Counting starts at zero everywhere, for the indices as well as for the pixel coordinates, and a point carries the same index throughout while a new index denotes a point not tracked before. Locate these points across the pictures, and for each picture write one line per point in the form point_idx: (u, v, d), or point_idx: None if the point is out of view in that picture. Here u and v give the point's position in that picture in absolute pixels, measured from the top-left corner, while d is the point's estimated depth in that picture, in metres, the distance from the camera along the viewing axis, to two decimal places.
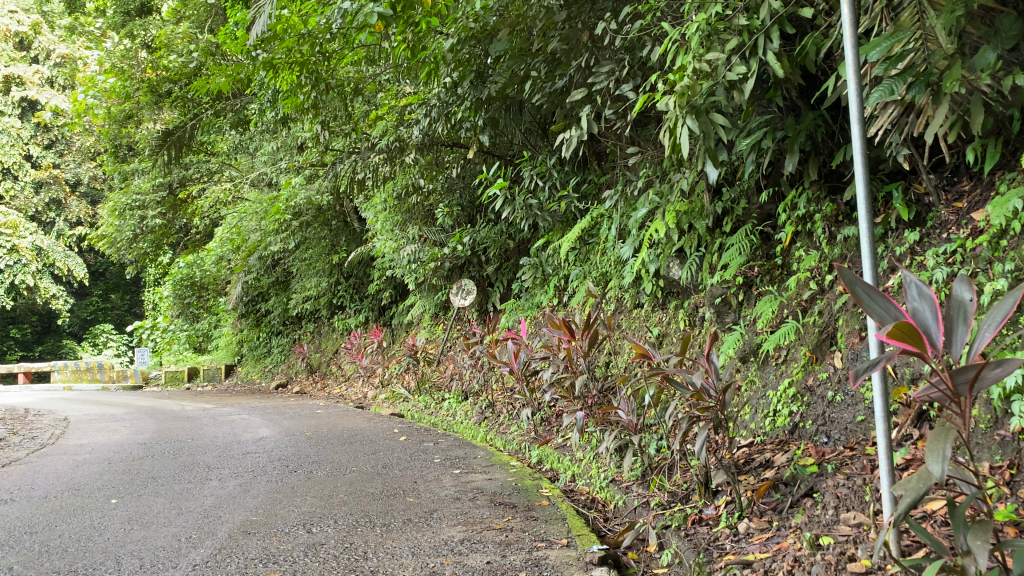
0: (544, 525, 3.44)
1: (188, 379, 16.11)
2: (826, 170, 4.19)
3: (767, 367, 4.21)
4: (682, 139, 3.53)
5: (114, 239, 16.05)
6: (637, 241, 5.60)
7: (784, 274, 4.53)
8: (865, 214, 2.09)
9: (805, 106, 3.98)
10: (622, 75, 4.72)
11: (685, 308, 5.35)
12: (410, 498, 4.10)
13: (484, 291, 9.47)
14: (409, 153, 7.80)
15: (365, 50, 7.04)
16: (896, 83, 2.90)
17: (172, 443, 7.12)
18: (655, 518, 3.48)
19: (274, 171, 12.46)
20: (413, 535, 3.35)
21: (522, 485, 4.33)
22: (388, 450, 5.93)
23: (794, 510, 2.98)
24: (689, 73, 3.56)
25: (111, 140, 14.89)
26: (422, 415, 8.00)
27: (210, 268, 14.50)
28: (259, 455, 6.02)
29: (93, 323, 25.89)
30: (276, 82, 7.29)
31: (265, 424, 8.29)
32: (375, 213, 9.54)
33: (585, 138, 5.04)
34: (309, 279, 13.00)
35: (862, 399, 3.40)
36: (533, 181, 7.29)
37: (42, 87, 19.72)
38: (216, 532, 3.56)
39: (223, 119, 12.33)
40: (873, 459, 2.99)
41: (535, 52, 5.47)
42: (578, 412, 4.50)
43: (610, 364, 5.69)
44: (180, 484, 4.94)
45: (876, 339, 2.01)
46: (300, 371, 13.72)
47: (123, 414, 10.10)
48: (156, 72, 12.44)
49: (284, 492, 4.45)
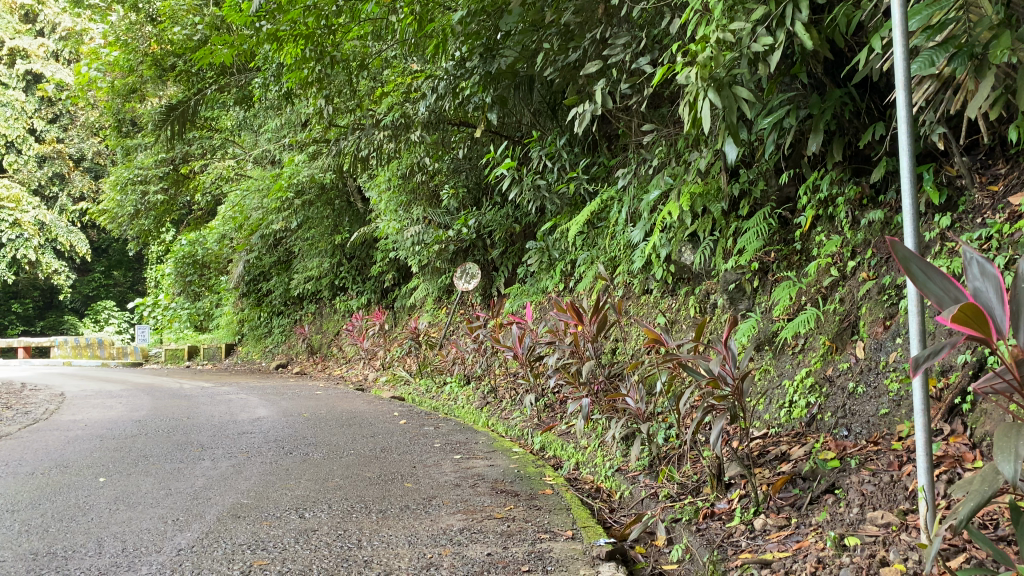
0: (549, 515, 3.28)
1: (189, 357, 15.96)
2: (851, 151, 4.01)
3: (783, 356, 4.04)
4: (703, 112, 3.31)
5: (116, 215, 15.89)
6: (648, 224, 5.41)
7: (802, 259, 4.35)
8: (910, 187, 1.90)
9: (831, 83, 3.81)
10: (639, 48, 4.53)
11: (695, 294, 5.17)
12: (408, 482, 3.95)
13: (488, 275, 9.31)
14: (415, 131, 7.47)
15: (371, 24, 6.83)
16: (936, 55, 2.70)
17: (167, 420, 6.98)
18: (664, 511, 3.31)
19: (278, 149, 12.27)
20: (410, 522, 3.19)
21: (525, 473, 4.17)
22: (387, 434, 5.77)
23: (814, 507, 2.81)
24: (712, 43, 3.33)
25: (115, 114, 14.72)
26: (423, 398, 7.86)
27: (213, 246, 14.35)
28: (255, 436, 5.88)
29: (94, 299, 25.74)
30: (280, 56, 7.07)
31: (264, 403, 8.14)
32: (379, 192, 9.35)
33: (599, 114, 4.77)
34: (311, 260, 12.82)
35: (886, 391, 3.23)
36: (541, 162, 7.09)
37: (47, 61, 19.58)
38: (204, 515, 3.40)
39: (227, 94, 12.13)
40: (901, 455, 2.82)
41: (548, 24, 5.28)
42: (583, 399, 4.32)
43: (616, 349, 5.52)
44: (172, 463, 4.78)
45: (920, 323, 1.84)
46: (301, 352, 13.56)
47: (121, 390, 9.97)
48: (161, 45, 12.29)
49: (278, 474, 4.29)
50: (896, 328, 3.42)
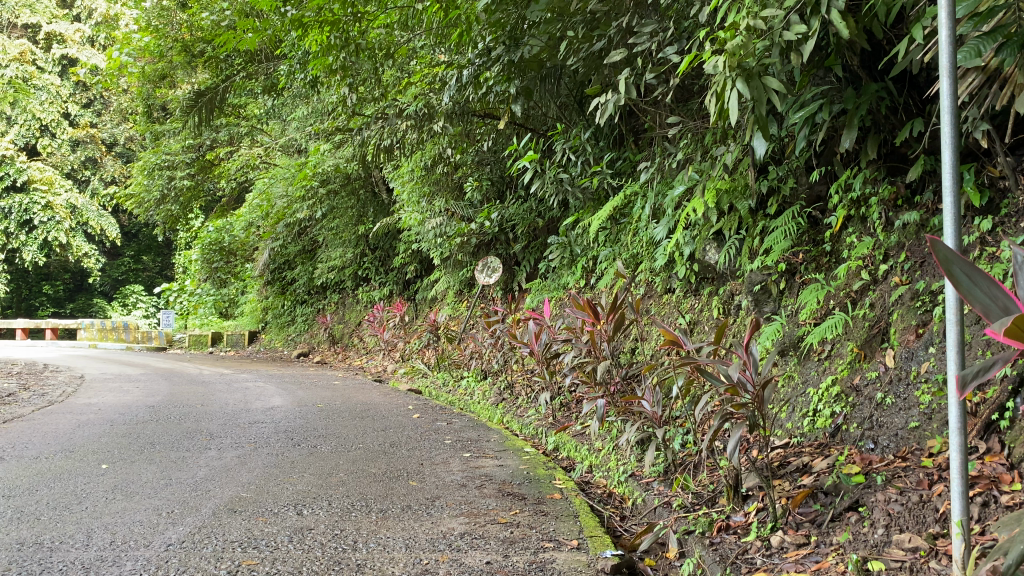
0: (555, 522, 3.13)
1: (212, 343, 15.99)
2: (886, 149, 3.81)
3: (808, 363, 3.85)
4: (730, 103, 3.14)
5: (143, 199, 15.96)
6: (672, 221, 5.22)
7: (832, 262, 4.15)
8: (952, 184, 1.73)
9: (868, 77, 3.61)
10: (666, 37, 4.35)
11: (719, 295, 4.98)
12: (413, 481, 3.82)
13: (510, 270, 9.12)
14: (437, 121, 7.24)
15: (398, 12, 6.80)
16: (984, 44, 2.52)
17: (181, 407, 6.93)
18: (677, 521, 3.16)
19: (304, 137, 12.15)
20: (410, 525, 3.06)
21: (534, 475, 4.02)
22: (398, 428, 5.65)
23: (836, 525, 2.64)
24: (742, 30, 3.17)
25: (145, 99, 14.75)
26: (439, 393, 7.77)
27: (239, 233, 14.36)
28: (266, 426, 5.79)
29: (124, 283, 26.00)
30: (306, 42, 6.95)
31: (280, 392, 8.07)
32: (402, 182, 9.23)
33: (622, 104, 4.61)
34: (335, 250, 12.73)
35: (917, 403, 3.05)
36: (566, 155, 6.94)
37: (83, 46, 19.71)
38: (200, 508, 3.30)
39: (255, 82, 12.13)
40: (932, 474, 2.63)
41: (573, 12, 5.10)
42: (598, 400, 4.16)
43: (635, 349, 5.36)
44: (178, 451, 4.70)
45: (954, 338, 1.70)
46: (323, 342, 13.50)
47: (140, 375, 9.97)
48: (191, 31, 12.29)
49: (282, 467, 4.18)
50: (929, 337, 3.24)
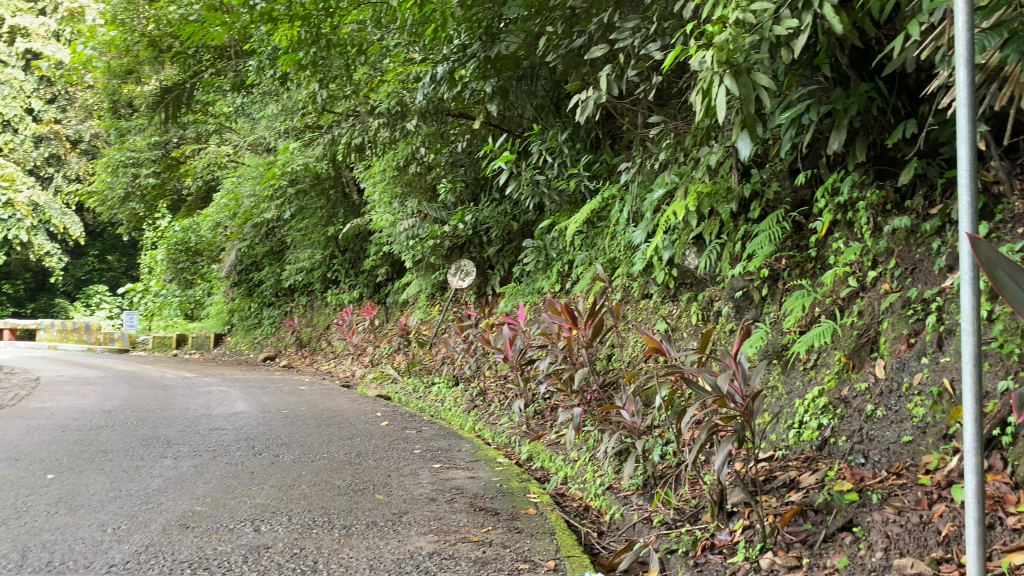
0: (530, 541, 2.95)
1: (177, 345, 15.58)
2: (875, 151, 3.70)
3: (793, 372, 3.71)
4: (718, 100, 2.97)
5: (107, 197, 15.51)
6: (651, 224, 5.08)
7: (816, 268, 4.02)
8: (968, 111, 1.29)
9: (858, 77, 3.49)
10: (650, 33, 4.21)
11: (698, 300, 4.84)
12: (379, 495, 3.61)
13: (484, 273, 8.92)
14: (411, 119, 7.05)
15: (372, 7, 6.47)
16: (988, 38, 2.38)
17: (139, 412, 6.64)
18: (659, 539, 3.01)
19: (273, 135, 11.85)
20: (375, 543, 2.86)
21: (508, 488, 3.83)
22: (365, 436, 5.44)
23: (830, 546, 2.49)
24: (730, 24, 3.00)
25: (110, 95, 14.33)
26: (410, 398, 7.55)
27: (206, 233, 14.01)
28: (227, 433, 5.54)
29: (87, 283, 25.40)
30: (275, 36, 6.69)
31: (243, 397, 7.79)
32: (373, 183, 9.00)
33: (602, 102, 4.45)
34: (303, 251, 12.42)
35: (910, 416, 2.92)
36: (541, 156, 6.77)
37: (47, 40, 19.16)
38: (150, 524, 3.08)
39: (224, 79, 11.85)
40: (930, 492, 2.50)
41: (552, 7, 4.96)
42: (575, 408, 3.98)
43: (612, 356, 5.21)
44: (131, 460, 4.46)
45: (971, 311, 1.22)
46: (290, 345, 13.16)
47: (99, 378, 9.62)
48: (159, 26, 11.94)
49: (241, 478, 3.96)
50: (921, 347, 3.12)
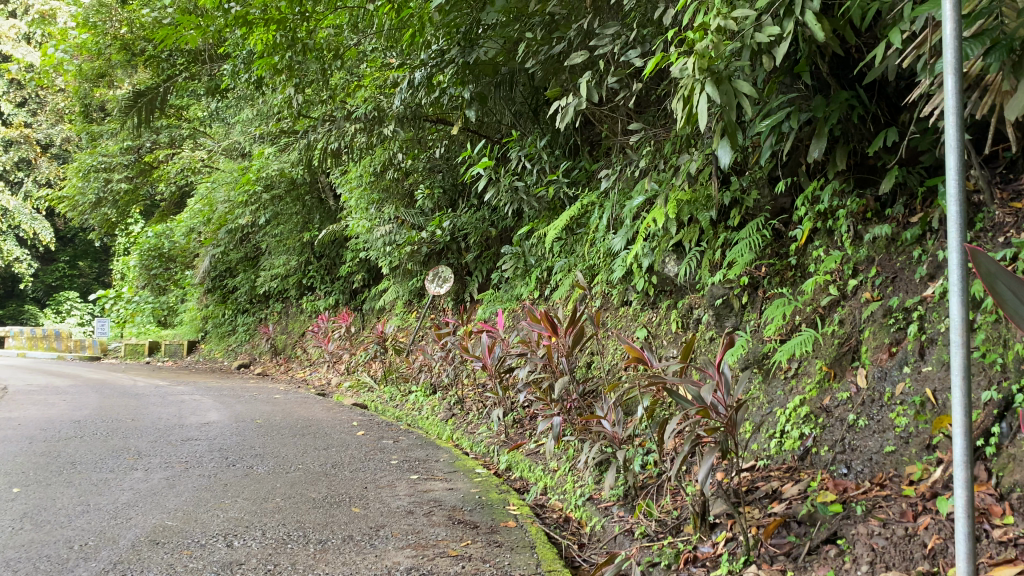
0: (510, 555, 2.90)
1: (149, 353, 15.34)
2: (855, 159, 3.69)
3: (773, 381, 3.68)
4: (699, 108, 2.93)
5: (77, 202, 15.26)
6: (630, 231, 5.05)
7: (796, 276, 4.01)
8: (955, 117, 1.16)
9: (837, 85, 3.49)
10: (630, 40, 4.18)
11: (677, 308, 4.81)
12: (355, 508, 3.53)
13: (462, 280, 8.85)
14: (388, 125, 6.94)
15: (348, 12, 6.39)
16: (969, 47, 2.33)
17: (109, 422, 6.50)
18: (640, 551, 2.97)
19: (248, 140, 11.70)
20: (351, 559, 2.79)
21: (487, 500, 3.76)
22: (341, 446, 5.35)
23: (815, 559, 2.46)
24: (712, 30, 2.96)
25: (82, 98, 14.11)
26: (386, 407, 7.46)
27: (180, 238, 13.83)
28: (200, 443, 5.43)
29: (58, 289, 24.99)
30: (250, 41, 6.59)
31: (217, 406, 7.65)
32: (350, 188, 8.91)
33: (582, 108, 4.41)
34: (278, 257, 12.29)
35: (892, 426, 2.91)
36: (520, 162, 6.72)
37: (17, 42, 18.85)
38: (118, 540, 2.99)
39: (199, 83, 11.70)
40: (915, 504, 2.48)
41: (531, 13, 4.93)
42: (555, 417, 3.93)
43: (591, 364, 5.17)
44: (99, 473, 4.34)
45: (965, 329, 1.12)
46: (264, 352, 13.01)
47: (68, 386, 9.44)
48: (131, 29, 11.77)
49: (213, 491, 3.87)
50: (903, 356, 3.11)
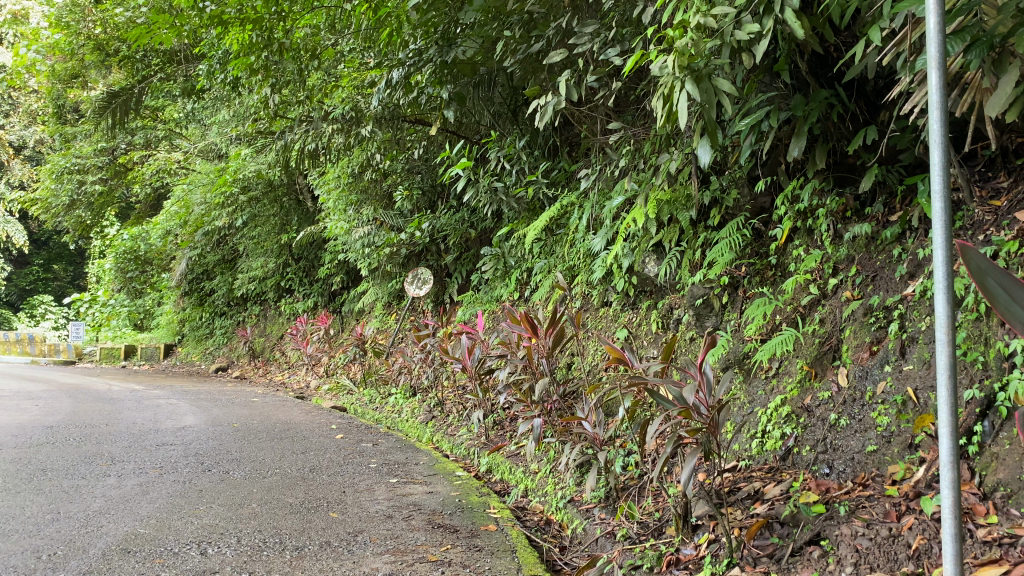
0: (489, 559, 2.85)
1: (125, 357, 15.11)
2: (834, 158, 3.68)
3: (754, 381, 3.67)
4: (680, 105, 2.90)
5: (51, 205, 15.03)
6: (610, 232, 5.03)
7: (776, 275, 3.99)
8: (940, 104, 1.13)
9: (817, 83, 3.48)
10: (609, 38, 4.14)
11: (658, 308, 4.79)
12: (334, 512, 3.48)
13: (441, 282, 8.79)
14: (366, 125, 6.91)
15: (325, 11, 6.31)
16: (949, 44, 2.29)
17: (82, 427, 6.37)
18: (622, 554, 2.93)
19: (224, 142, 11.57)
20: (328, 565, 2.74)
21: (467, 503, 3.72)
22: (320, 450, 5.28)
23: (798, 560, 2.44)
24: (691, 28, 2.92)
25: (55, 99, 13.89)
26: (365, 410, 7.38)
27: (156, 241, 13.65)
28: (175, 448, 5.34)
29: (32, 293, 24.60)
30: (225, 41, 6.48)
31: (193, 411, 7.53)
32: (328, 190, 8.82)
33: (561, 107, 4.37)
34: (256, 259, 12.15)
35: (874, 425, 2.90)
36: (499, 163, 6.68)
37: None
38: (88, 549, 2.92)
39: (174, 83, 11.55)
40: (898, 504, 2.46)
41: (510, 11, 4.89)
42: (535, 419, 3.89)
43: (572, 364, 5.15)
44: (71, 480, 4.25)
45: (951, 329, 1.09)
46: (242, 356, 12.87)
47: (42, 391, 9.27)
48: (105, 29, 11.60)
49: (188, 497, 3.79)
50: (884, 354, 3.10)
